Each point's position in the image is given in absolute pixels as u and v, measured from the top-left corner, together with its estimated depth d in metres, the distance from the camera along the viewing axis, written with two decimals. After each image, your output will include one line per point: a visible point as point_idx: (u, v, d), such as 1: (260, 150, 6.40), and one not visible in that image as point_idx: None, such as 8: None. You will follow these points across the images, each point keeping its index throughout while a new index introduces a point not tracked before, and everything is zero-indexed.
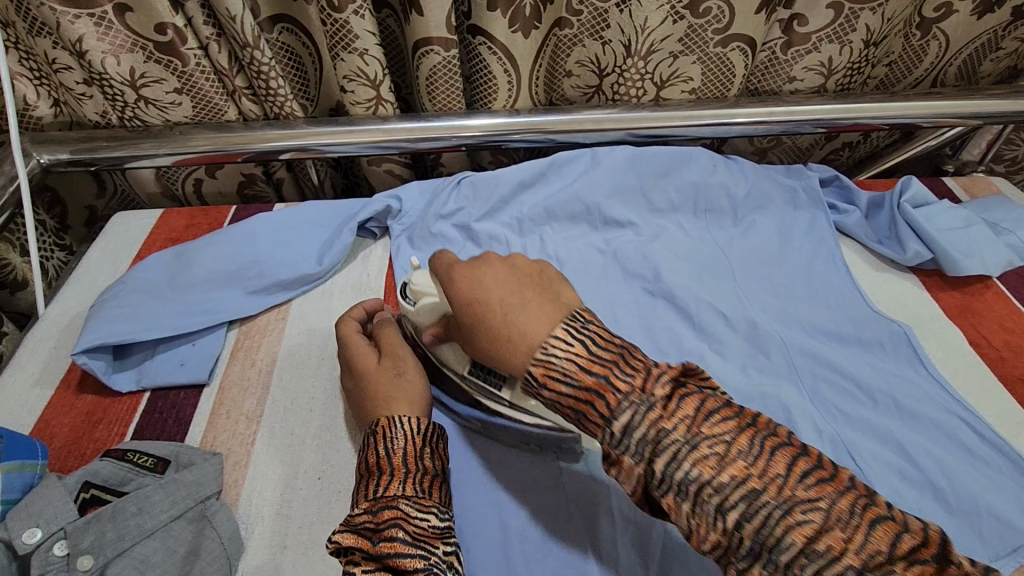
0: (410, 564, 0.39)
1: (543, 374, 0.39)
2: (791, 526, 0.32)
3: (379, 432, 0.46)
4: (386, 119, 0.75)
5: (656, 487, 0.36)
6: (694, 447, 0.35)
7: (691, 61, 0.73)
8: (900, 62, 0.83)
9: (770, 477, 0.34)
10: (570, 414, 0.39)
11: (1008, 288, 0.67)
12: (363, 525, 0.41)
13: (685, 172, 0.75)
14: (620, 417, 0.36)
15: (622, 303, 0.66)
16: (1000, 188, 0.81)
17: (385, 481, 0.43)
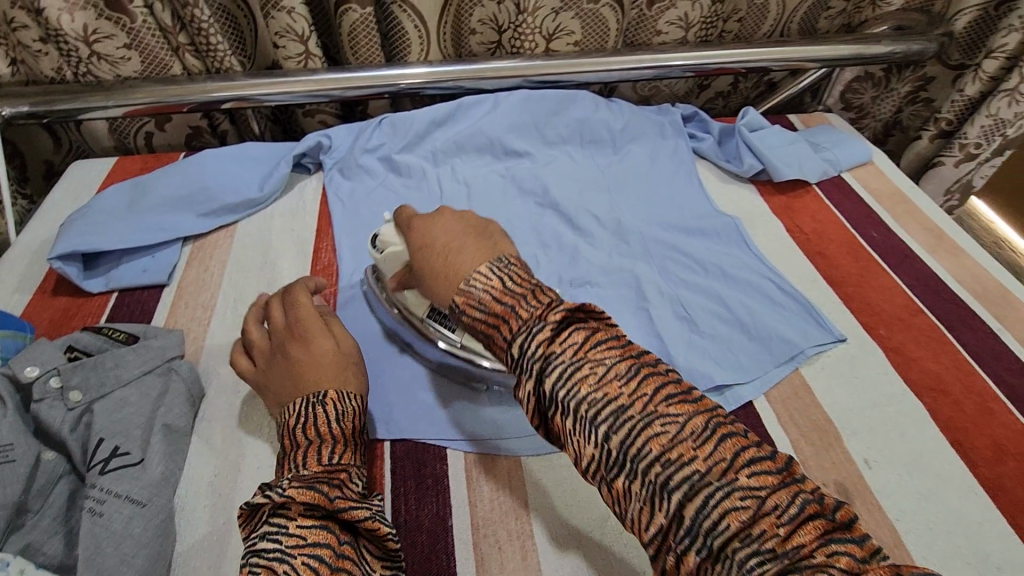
0: (359, 514, 0.44)
1: (463, 301, 0.45)
2: (726, 512, 0.33)
3: (328, 405, 0.50)
4: (315, 71, 0.87)
5: (604, 465, 0.38)
6: (642, 423, 0.37)
7: (571, 16, 0.88)
8: (750, 16, 1.00)
9: (714, 460, 0.35)
10: (488, 337, 0.44)
11: (822, 191, 0.85)
12: (317, 484, 0.44)
13: (572, 111, 0.90)
14: (522, 334, 0.41)
15: (516, 213, 0.80)
16: (832, 121, 0.99)
17: (335, 448, 0.49)
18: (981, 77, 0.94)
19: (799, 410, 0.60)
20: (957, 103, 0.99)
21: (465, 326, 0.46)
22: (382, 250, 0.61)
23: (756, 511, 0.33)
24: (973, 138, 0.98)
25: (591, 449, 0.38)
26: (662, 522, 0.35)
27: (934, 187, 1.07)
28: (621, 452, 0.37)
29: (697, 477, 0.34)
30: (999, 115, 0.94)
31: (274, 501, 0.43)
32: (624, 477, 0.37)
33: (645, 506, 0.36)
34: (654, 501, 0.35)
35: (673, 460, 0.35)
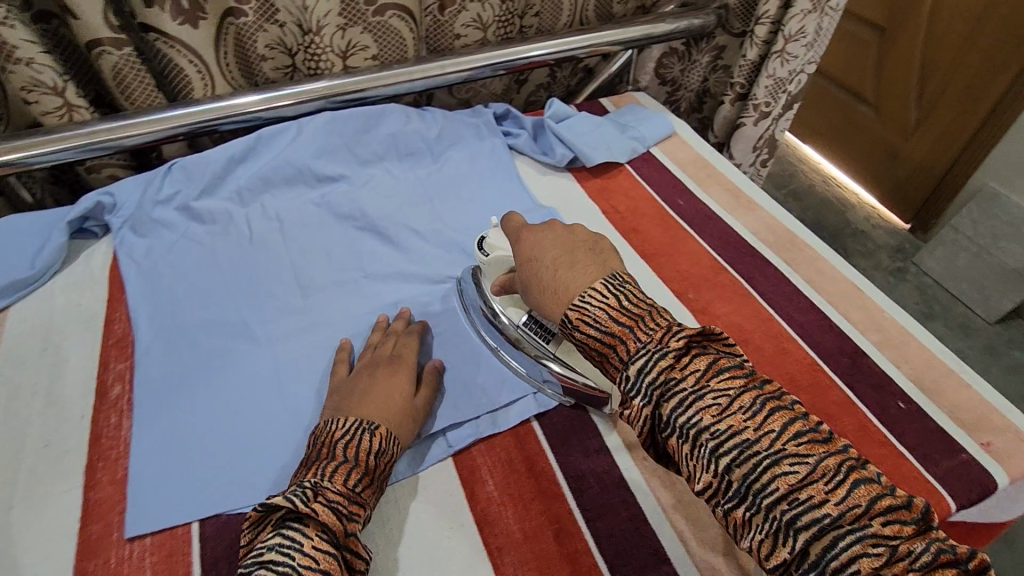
0: (354, 554, 0.45)
1: (579, 319, 0.51)
2: (777, 476, 0.41)
3: (377, 435, 0.51)
4: (83, 123, 0.78)
5: (661, 431, 0.46)
6: (698, 398, 0.44)
7: (360, 31, 0.85)
8: (547, 10, 1.02)
9: (765, 432, 0.43)
10: (600, 355, 0.51)
11: (634, 169, 0.89)
12: (338, 506, 0.45)
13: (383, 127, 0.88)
14: (640, 357, 0.47)
15: (334, 241, 0.77)
16: (641, 100, 1.04)
17: (356, 476, 0.48)
18: (756, 42, 1.02)
19: None
20: (744, 67, 1.07)
21: (576, 344, 0.52)
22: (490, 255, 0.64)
23: (803, 476, 0.41)
24: (761, 98, 1.06)
25: (667, 432, 0.45)
26: (712, 481, 0.43)
27: (743, 146, 1.16)
28: (680, 423, 0.45)
29: (749, 443, 0.42)
30: (776, 74, 1.02)
31: (297, 509, 0.44)
32: (675, 436, 0.45)
33: (699, 466, 0.44)
34: (703, 460, 0.43)
35: (729, 431, 0.43)
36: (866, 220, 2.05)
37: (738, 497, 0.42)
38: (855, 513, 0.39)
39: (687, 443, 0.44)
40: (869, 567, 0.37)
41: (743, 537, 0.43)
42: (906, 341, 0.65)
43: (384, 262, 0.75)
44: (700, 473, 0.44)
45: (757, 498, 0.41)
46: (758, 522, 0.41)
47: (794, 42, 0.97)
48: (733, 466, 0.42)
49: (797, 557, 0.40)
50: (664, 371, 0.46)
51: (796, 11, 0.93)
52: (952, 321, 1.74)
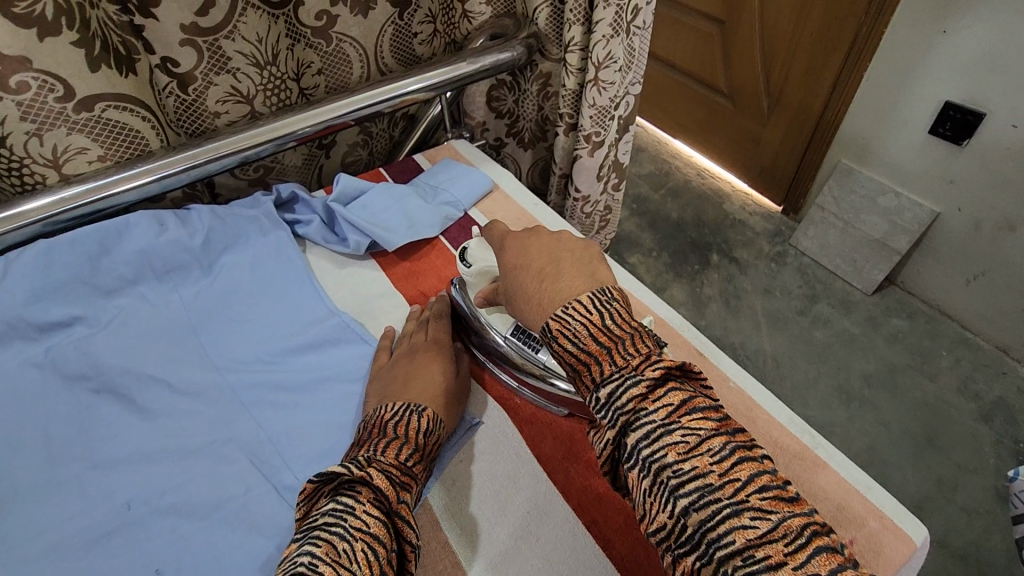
0: (407, 531, 0.44)
1: (425, 416, 0.53)
2: (735, 528, 0.36)
3: (423, 416, 0.53)
4: None
5: (624, 461, 0.42)
6: (668, 433, 0.40)
7: (64, 133, 0.66)
8: (333, 68, 0.88)
9: (729, 480, 0.38)
10: (572, 370, 0.47)
11: (450, 241, 0.77)
12: (392, 474, 0.47)
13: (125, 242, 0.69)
14: (614, 379, 0.43)
15: (57, 415, 0.58)
16: (459, 151, 0.92)
17: (409, 452, 0.50)
18: (571, 70, 0.93)
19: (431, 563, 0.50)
20: (567, 97, 0.98)
21: (552, 352, 0.48)
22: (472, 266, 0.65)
23: (764, 534, 0.36)
24: (590, 128, 0.97)
25: (628, 464, 0.41)
26: (665, 522, 0.39)
27: (586, 178, 1.06)
28: (642, 454, 0.40)
29: (710, 487, 0.38)
30: (598, 102, 0.93)
31: (351, 475, 0.45)
32: (637, 469, 0.41)
33: (655, 504, 0.39)
34: (662, 499, 0.39)
35: (690, 472, 0.38)
36: (743, 209, 2.06)
37: (690, 547, 0.38)
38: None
39: (646, 478, 0.40)
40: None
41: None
42: (754, 416, 0.57)
43: (128, 431, 0.57)
44: (656, 513, 0.39)
45: (710, 551, 0.37)
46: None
47: (606, 68, 0.88)
48: (691, 511, 0.38)
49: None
50: (636, 398, 0.42)
51: (599, 36, 0.84)
52: (835, 299, 1.76)
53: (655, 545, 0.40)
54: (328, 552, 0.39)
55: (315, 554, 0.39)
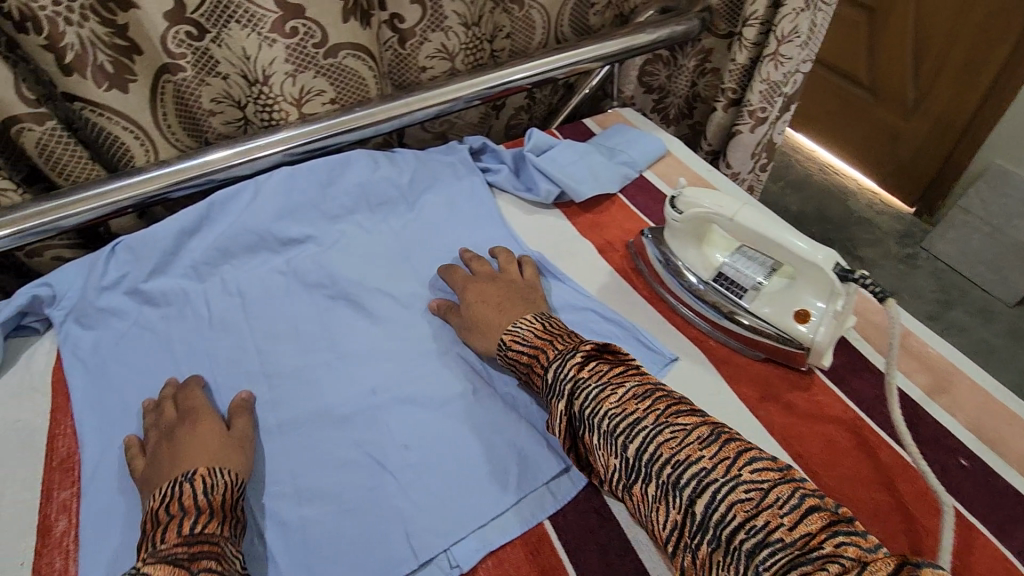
0: None
1: (511, 340, 0.58)
2: (734, 505, 0.42)
3: (195, 479, 0.49)
4: (11, 206, 0.70)
5: (612, 455, 0.48)
6: (660, 431, 0.47)
7: (312, 75, 0.76)
8: (519, 32, 0.95)
9: (721, 461, 0.44)
10: (528, 373, 0.57)
11: (627, 198, 0.81)
12: (177, 556, 0.43)
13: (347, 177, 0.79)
14: (556, 361, 0.54)
15: (302, 314, 0.69)
16: (628, 117, 0.96)
17: (203, 519, 0.46)
18: (746, 45, 0.95)
19: None
20: (733, 71, 1.00)
21: (510, 364, 0.59)
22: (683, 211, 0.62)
23: (681, 440, 0.46)
24: (757, 103, 0.99)
25: (613, 456, 0.48)
26: (616, 462, 0.48)
27: (741, 153, 1.08)
28: (585, 414, 0.50)
29: (704, 470, 0.44)
30: (772, 78, 0.95)
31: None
32: (587, 430, 0.50)
33: (605, 451, 0.49)
34: (606, 442, 0.48)
35: (621, 413, 0.48)
36: (869, 207, 1.97)
37: (696, 529, 0.43)
38: (726, 465, 0.44)
39: (594, 433, 0.50)
40: (742, 513, 0.41)
41: (647, 517, 0.47)
42: (955, 380, 0.57)
43: (363, 332, 0.67)
44: (608, 458, 0.49)
45: (648, 468, 0.46)
46: (653, 493, 0.46)
47: (787, 43, 0.90)
48: (694, 498, 0.43)
49: (686, 517, 0.43)
50: (571, 377, 0.52)
51: (788, 10, 0.86)
52: (970, 308, 1.67)
53: (673, 543, 0.45)
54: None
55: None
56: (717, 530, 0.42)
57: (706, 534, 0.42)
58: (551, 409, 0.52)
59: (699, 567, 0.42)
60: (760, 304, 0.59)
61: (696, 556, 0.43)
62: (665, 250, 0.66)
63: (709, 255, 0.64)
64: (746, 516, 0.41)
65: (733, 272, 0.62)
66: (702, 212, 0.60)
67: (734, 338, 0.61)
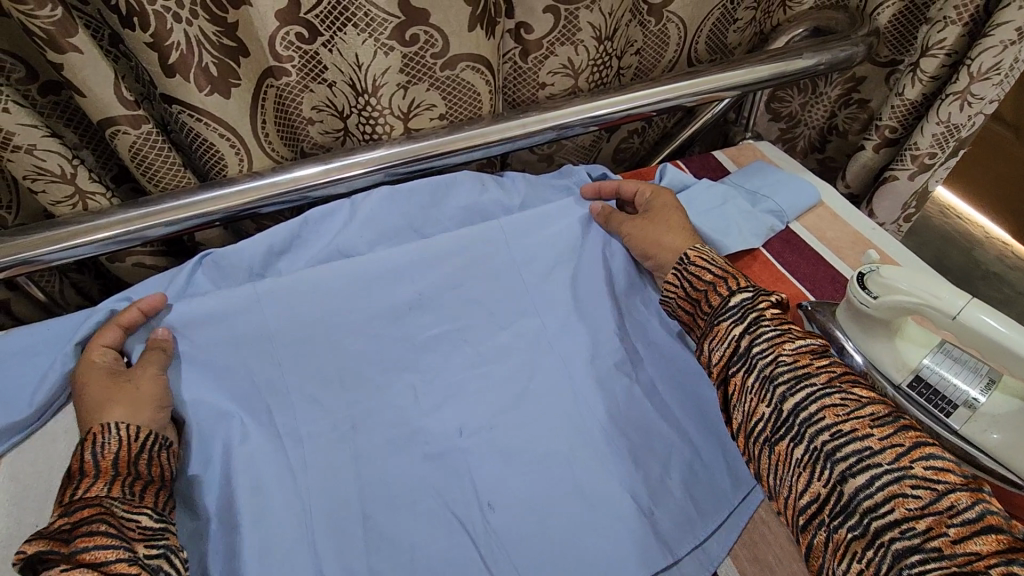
0: (107, 555, 0.43)
1: (696, 257, 0.62)
2: (895, 498, 0.41)
3: (90, 438, 0.50)
4: (97, 212, 0.65)
5: (768, 407, 0.50)
6: (830, 399, 0.48)
7: (425, 88, 0.68)
8: (649, 49, 0.83)
9: (890, 446, 0.44)
10: (702, 292, 0.60)
11: (773, 254, 0.69)
12: (58, 529, 0.44)
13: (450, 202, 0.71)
14: (743, 294, 0.57)
15: (394, 361, 0.61)
16: (766, 152, 0.83)
17: (87, 483, 0.47)
18: (922, 79, 0.80)
19: None
20: (899, 108, 0.85)
21: (683, 278, 0.62)
22: (882, 296, 0.49)
23: (850, 413, 0.47)
24: (925, 147, 0.84)
25: (770, 409, 0.50)
26: (765, 413, 0.50)
27: (890, 202, 0.93)
28: (753, 357, 0.53)
29: (868, 450, 0.44)
30: (951, 119, 0.80)
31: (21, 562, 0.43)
32: (744, 371, 0.53)
33: (757, 398, 0.51)
34: (764, 390, 0.51)
35: (792, 364, 0.51)
36: (998, 260, 1.74)
37: (843, 510, 0.43)
38: (896, 454, 0.43)
39: (752, 377, 0.52)
40: (902, 506, 0.41)
41: (780, 477, 0.48)
42: None
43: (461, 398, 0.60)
44: (756, 406, 0.51)
45: (802, 429, 0.48)
46: (799, 456, 0.47)
47: (982, 81, 0.75)
48: (848, 476, 0.44)
49: (831, 493, 0.44)
50: (754, 316, 0.55)
51: (994, 42, 0.71)
52: None
53: (804, 513, 0.46)
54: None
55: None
56: (864, 517, 0.42)
57: (848, 516, 0.43)
58: (718, 332, 0.56)
59: (830, 543, 0.44)
60: (977, 432, 0.46)
61: (832, 536, 0.44)
62: (838, 336, 0.53)
63: (905, 352, 0.50)
64: (905, 513, 0.41)
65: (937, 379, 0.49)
66: (908, 301, 0.47)
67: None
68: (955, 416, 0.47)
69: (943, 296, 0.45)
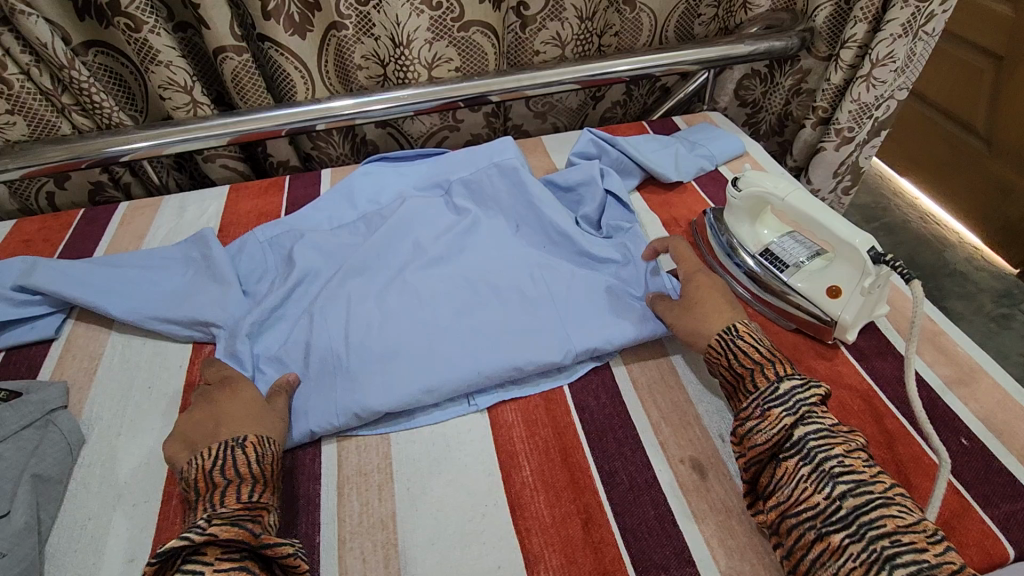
0: (284, 550, 0.46)
1: (746, 332, 0.58)
2: (887, 515, 0.44)
3: (249, 445, 0.52)
4: (203, 118, 0.90)
5: (780, 443, 0.50)
6: (832, 432, 0.49)
7: (445, 45, 0.92)
8: (626, 32, 1.06)
9: (880, 479, 0.47)
10: (743, 373, 0.55)
11: (699, 185, 0.90)
12: (237, 518, 0.47)
13: (492, 216, 0.79)
14: (794, 380, 0.53)
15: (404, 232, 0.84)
16: (714, 120, 1.03)
17: (253, 487, 0.50)
18: (841, 66, 1.00)
19: (667, 399, 0.62)
20: (827, 91, 1.05)
21: (731, 347, 0.57)
22: (742, 189, 0.70)
23: (909, 524, 0.43)
24: (845, 123, 1.04)
25: (781, 443, 0.50)
26: (818, 504, 0.46)
27: (823, 171, 1.13)
28: (812, 446, 0.48)
29: (866, 481, 0.46)
30: (861, 99, 1.00)
31: (193, 543, 0.44)
32: (799, 458, 0.48)
33: (813, 486, 0.47)
34: (823, 482, 0.47)
35: (851, 467, 0.47)
36: (967, 261, 1.88)
37: (840, 524, 0.45)
38: (951, 569, 0.40)
39: (808, 466, 0.48)
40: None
41: (821, 562, 0.45)
42: (978, 377, 0.61)
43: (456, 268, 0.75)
44: (810, 494, 0.47)
45: (862, 530, 0.44)
46: (854, 551, 0.43)
47: (881, 67, 0.95)
48: (847, 496, 0.45)
49: (831, 508, 0.45)
50: (808, 403, 0.51)
51: (886, 34, 0.91)
52: None
53: (795, 522, 0.47)
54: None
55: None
56: (861, 527, 0.44)
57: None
58: (769, 414, 0.51)
59: (826, 553, 0.44)
60: (795, 279, 0.66)
61: (820, 543, 0.45)
62: (723, 226, 0.74)
63: (759, 232, 0.72)
64: (895, 527, 0.43)
65: (779, 250, 0.69)
66: (759, 191, 0.68)
67: (773, 308, 0.68)
68: (788, 272, 0.67)
69: (778, 187, 0.66)
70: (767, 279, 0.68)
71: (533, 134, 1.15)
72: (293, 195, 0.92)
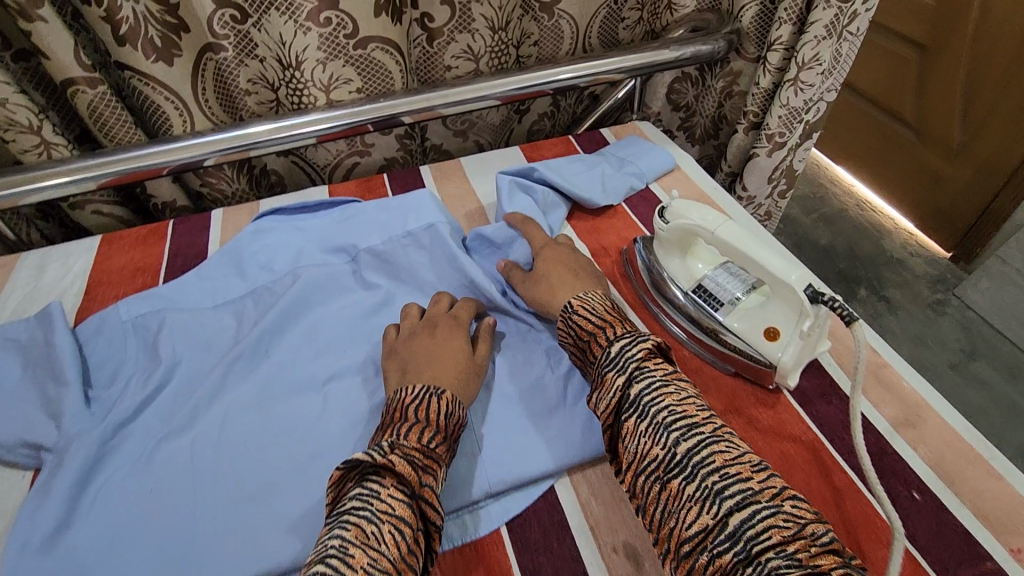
0: (432, 513, 0.46)
1: (580, 305, 0.61)
2: (715, 451, 0.45)
3: (444, 398, 0.54)
4: (58, 161, 0.77)
5: (623, 411, 0.50)
6: (665, 384, 0.51)
7: (341, 64, 0.82)
8: (546, 41, 0.98)
9: (711, 421, 0.47)
10: (589, 338, 0.58)
11: (629, 207, 0.84)
12: (415, 457, 0.48)
13: (406, 293, 0.71)
14: (625, 341, 0.55)
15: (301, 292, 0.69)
16: (644, 131, 0.98)
17: (432, 435, 0.51)
18: (769, 69, 0.96)
19: (597, 470, 0.56)
20: (757, 95, 1.00)
21: (571, 323, 0.60)
22: (670, 221, 0.64)
23: (735, 456, 0.44)
24: (775, 128, 0.99)
25: (627, 407, 0.50)
26: (658, 455, 0.46)
27: (757, 177, 1.09)
28: (646, 402, 0.49)
29: (695, 425, 0.47)
30: (791, 103, 0.95)
31: (374, 461, 0.46)
32: (636, 416, 0.49)
33: (651, 440, 0.47)
34: (658, 433, 0.47)
35: (682, 413, 0.48)
36: (903, 247, 1.90)
37: (676, 470, 0.45)
38: (773, 493, 0.42)
39: (644, 422, 0.48)
40: (779, 537, 0.39)
41: (668, 511, 0.44)
42: (925, 416, 0.57)
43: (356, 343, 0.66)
44: (650, 448, 0.47)
45: (694, 469, 0.44)
46: (690, 492, 0.43)
47: (808, 70, 0.90)
48: (680, 441, 0.46)
49: (668, 454, 0.46)
50: (638, 359, 0.52)
51: (810, 37, 0.86)
52: (999, 361, 1.60)
53: (643, 477, 0.47)
54: (356, 536, 0.42)
55: (344, 538, 0.41)
56: (694, 468, 0.44)
57: (735, 544, 0.40)
58: (605, 381, 0.52)
59: (669, 502, 0.44)
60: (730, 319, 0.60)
61: (664, 488, 0.45)
62: (654, 259, 0.68)
63: (692, 266, 0.66)
64: (723, 462, 0.44)
65: (713, 285, 0.64)
66: (687, 224, 0.61)
67: (709, 350, 0.62)
68: (723, 310, 0.62)
69: (709, 219, 0.60)
70: (702, 319, 0.62)
71: (454, 153, 1.06)
72: (176, 243, 0.80)
